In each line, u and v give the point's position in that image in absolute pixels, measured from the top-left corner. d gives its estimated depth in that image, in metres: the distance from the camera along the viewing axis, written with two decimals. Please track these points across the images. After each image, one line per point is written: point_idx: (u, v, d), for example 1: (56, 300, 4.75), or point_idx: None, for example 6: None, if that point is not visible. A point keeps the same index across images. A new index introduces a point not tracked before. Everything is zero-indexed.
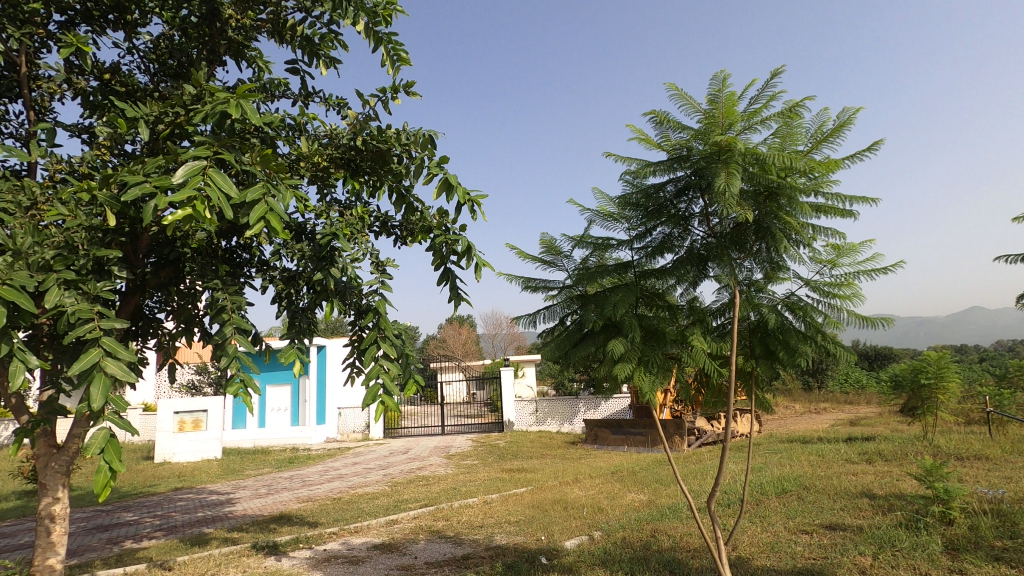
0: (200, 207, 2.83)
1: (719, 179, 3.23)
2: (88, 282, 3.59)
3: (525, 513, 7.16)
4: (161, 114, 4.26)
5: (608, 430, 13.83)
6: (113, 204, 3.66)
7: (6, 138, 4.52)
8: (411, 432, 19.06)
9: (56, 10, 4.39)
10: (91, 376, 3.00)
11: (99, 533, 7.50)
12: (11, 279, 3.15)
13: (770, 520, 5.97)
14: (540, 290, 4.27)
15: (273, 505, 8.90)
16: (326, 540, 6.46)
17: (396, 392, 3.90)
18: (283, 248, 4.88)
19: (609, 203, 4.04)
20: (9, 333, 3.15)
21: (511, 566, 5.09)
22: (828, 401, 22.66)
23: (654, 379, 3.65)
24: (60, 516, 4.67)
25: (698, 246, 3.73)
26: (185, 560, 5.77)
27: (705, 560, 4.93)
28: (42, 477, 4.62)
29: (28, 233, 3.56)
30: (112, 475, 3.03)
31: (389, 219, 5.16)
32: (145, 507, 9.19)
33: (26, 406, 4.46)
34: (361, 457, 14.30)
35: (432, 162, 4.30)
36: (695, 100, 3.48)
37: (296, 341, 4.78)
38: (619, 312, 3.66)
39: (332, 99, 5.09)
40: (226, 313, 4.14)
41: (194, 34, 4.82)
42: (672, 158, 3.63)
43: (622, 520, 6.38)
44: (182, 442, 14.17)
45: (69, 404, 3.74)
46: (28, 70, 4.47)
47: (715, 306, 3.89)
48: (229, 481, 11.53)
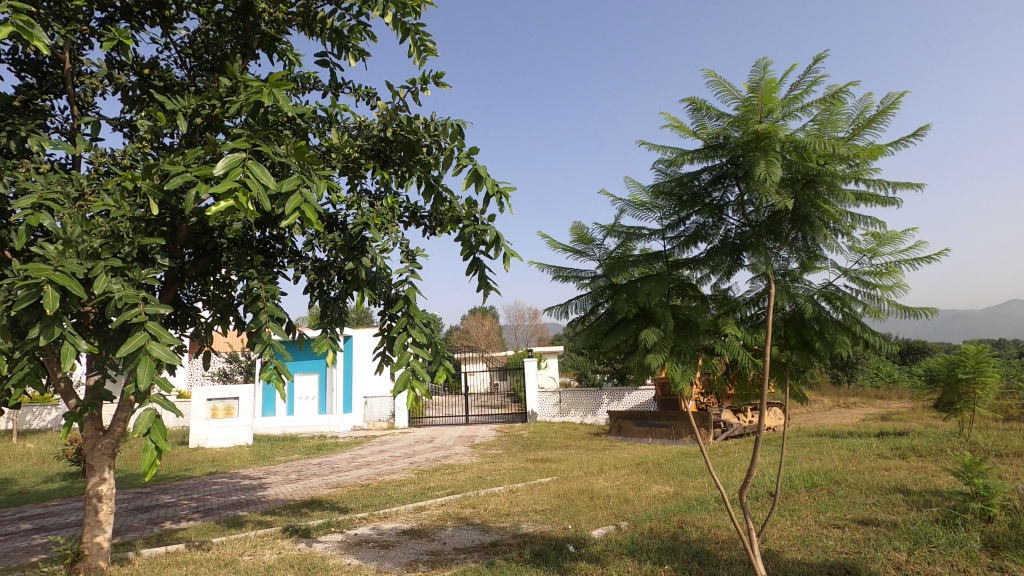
0: (242, 199, 2.87)
1: (757, 167, 3.18)
2: (133, 269, 3.70)
3: (551, 502, 7.20)
4: (198, 107, 4.39)
5: (632, 422, 13.81)
6: (156, 193, 3.80)
7: (52, 133, 4.69)
8: (435, 421, 19.27)
9: (98, 8, 4.52)
10: (138, 359, 3.10)
11: (140, 514, 7.79)
12: (62, 266, 3.28)
13: (801, 513, 5.90)
14: (571, 280, 4.25)
15: (304, 490, 9.13)
16: (357, 525, 6.61)
17: (425, 378, 3.97)
18: (315, 239, 5.02)
19: (641, 192, 4.00)
20: (61, 317, 3.28)
21: (539, 553, 5.13)
22: (858, 395, 22.18)
23: (685, 369, 3.62)
24: (106, 496, 4.88)
25: (732, 236, 3.68)
26: (222, 541, 5.97)
27: (735, 553, 4.90)
28: (90, 458, 4.84)
29: (77, 224, 3.69)
30: (159, 455, 3.14)
31: (418, 210, 5.23)
32: (182, 490, 9.50)
33: (74, 390, 4.66)
34: (388, 445, 14.54)
35: (461, 153, 4.34)
36: (733, 87, 3.42)
37: (328, 330, 4.91)
38: (652, 302, 3.65)
39: (361, 89, 5.17)
40: (261, 302, 4.26)
41: (228, 29, 4.93)
42: (708, 147, 3.59)
43: (648, 511, 6.37)
44: (215, 428, 14.59)
45: (115, 388, 3.88)
46: (71, 66, 4.62)
47: (748, 296, 3.85)
48: (261, 466, 11.85)
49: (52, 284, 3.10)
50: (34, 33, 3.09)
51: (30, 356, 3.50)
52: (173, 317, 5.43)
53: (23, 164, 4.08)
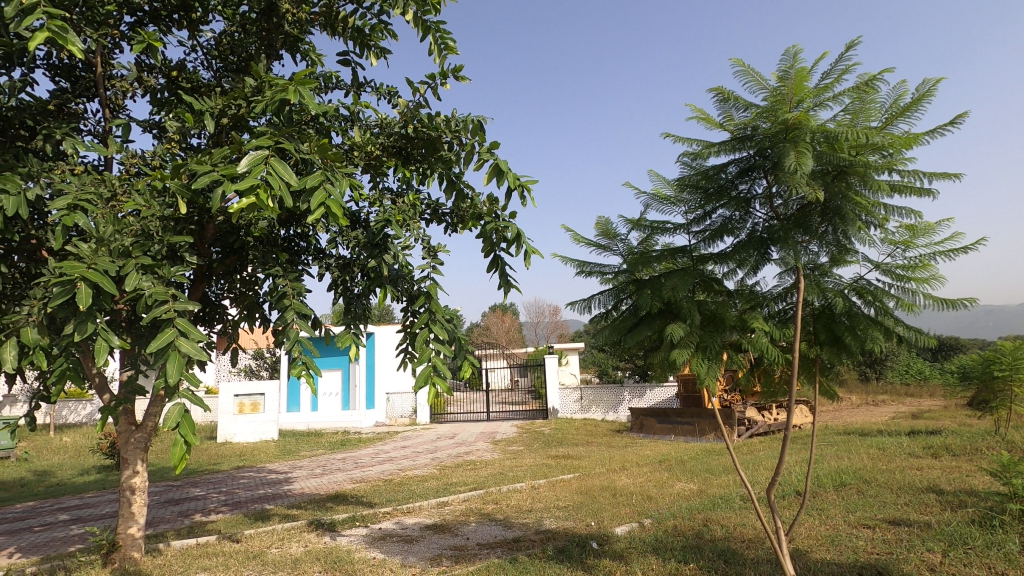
0: (263, 196, 2.89)
1: (787, 158, 3.13)
2: (163, 267, 3.78)
3: (573, 499, 7.18)
4: (225, 107, 4.48)
5: (654, 419, 13.69)
6: (185, 192, 3.88)
7: (85, 135, 4.82)
8: (457, 417, 19.36)
9: (128, 12, 4.62)
10: (167, 354, 3.16)
11: (172, 507, 8.00)
12: (95, 264, 3.36)
13: (830, 513, 5.78)
14: (595, 275, 4.22)
15: (329, 485, 9.26)
16: (381, 519, 6.68)
17: (447, 374, 3.97)
18: (339, 236, 5.06)
19: (665, 186, 3.96)
20: (95, 314, 3.37)
21: (562, 550, 5.13)
22: (887, 392, 21.69)
23: (711, 366, 3.56)
24: (139, 489, 5.01)
25: (760, 229, 3.60)
26: (251, 534, 6.09)
27: (761, 552, 4.83)
28: (124, 452, 4.99)
29: (110, 223, 3.78)
30: (188, 449, 3.17)
31: (440, 206, 5.24)
32: (211, 483, 9.72)
33: (108, 385, 4.80)
34: (410, 441, 14.67)
35: (482, 148, 4.34)
36: (762, 76, 3.35)
37: (352, 326, 4.95)
38: (677, 296, 3.60)
39: (382, 88, 5.20)
40: (287, 299, 4.31)
41: (253, 30, 5.01)
42: (735, 138, 3.53)
43: (672, 509, 6.31)
44: (242, 423, 14.89)
45: (146, 384, 3.96)
46: (102, 70, 4.73)
47: (775, 291, 3.78)
48: (286, 461, 12.06)
49: (86, 281, 3.18)
50: (68, 38, 3.17)
51: (67, 353, 3.61)
52: (202, 314, 5.55)
53: (59, 166, 4.20)
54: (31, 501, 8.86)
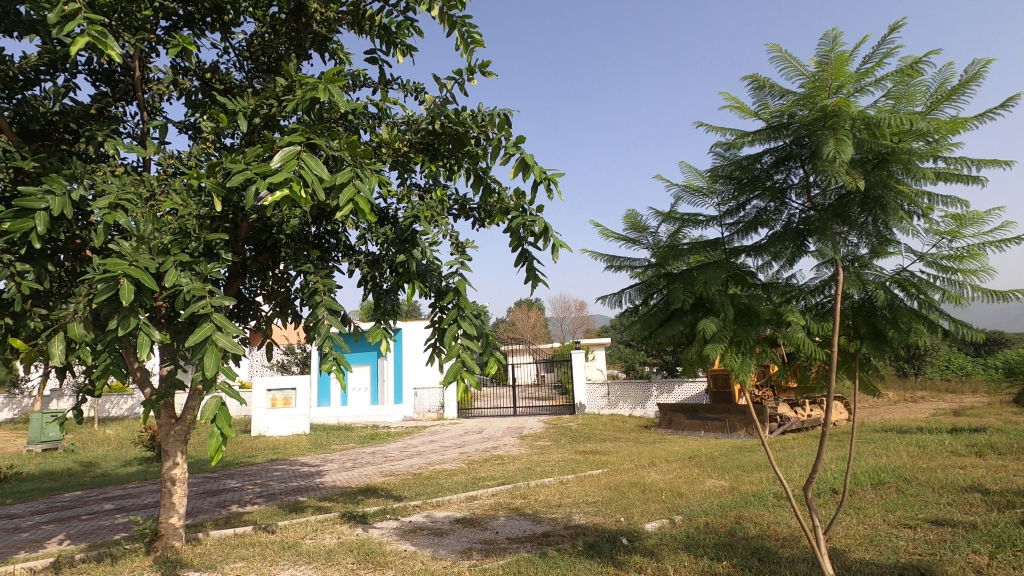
0: (296, 189, 2.91)
1: (826, 146, 3.03)
2: (200, 264, 3.86)
3: (602, 494, 7.14)
4: (257, 107, 4.57)
5: (683, 415, 13.52)
6: (220, 190, 3.98)
7: (125, 137, 4.98)
8: (484, 412, 19.44)
9: (163, 17, 4.74)
10: (205, 348, 3.23)
11: (210, 498, 8.24)
12: (136, 261, 3.46)
13: (868, 512, 5.62)
14: (625, 269, 4.17)
15: (359, 478, 9.41)
16: (411, 512, 6.76)
17: (477, 369, 3.98)
18: (368, 232, 5.13)
19: (697, 177, 3.88)
20: (137, 310, 3.47)
21: (592, 546, 5.10)
22: (926, 388, 21.07)
23: (746, 360, 3.49)
24: (179, 480, 5.17)
25: (796, 221, 3.50)
26: (286, 525, 6.23)
27: (797, 551, 4.73)
28: (165, 444, 5.16)
29: (150, 222, 3.89)
30: (223, 441, 3.22)
31: (467, 202, 5.26)
32: (246, 475, 9.98)
33: (150, 379, 4.97)
34: (438, 435, 14.81)
35: (509, 142, 4.33)
36: (799, 62, 3.26)
37: (382, 322, 5.00)
38: (710, 290, 3.53)
39: (409, 85, 5.23)
40: (318, 296, 4.37)
41: (283, 31, 5.09)
42: (771, 127, 3.46)
43: (704, 506, 6.21)
44: (274, 417, 15.24)
45: (186, 377, 4.07)
46: (141, 74, 4.87)
47: (813, 284, 3.67)
48: (318, 454, 12.30)
49: (127, 277, 3.27)
50: (107, 43, 3.27)
51: (111, 348, 3.73)
52: (236, 311, 5.68)
53: (101, 167, 4.34)
54: (78, 490, 9.25)
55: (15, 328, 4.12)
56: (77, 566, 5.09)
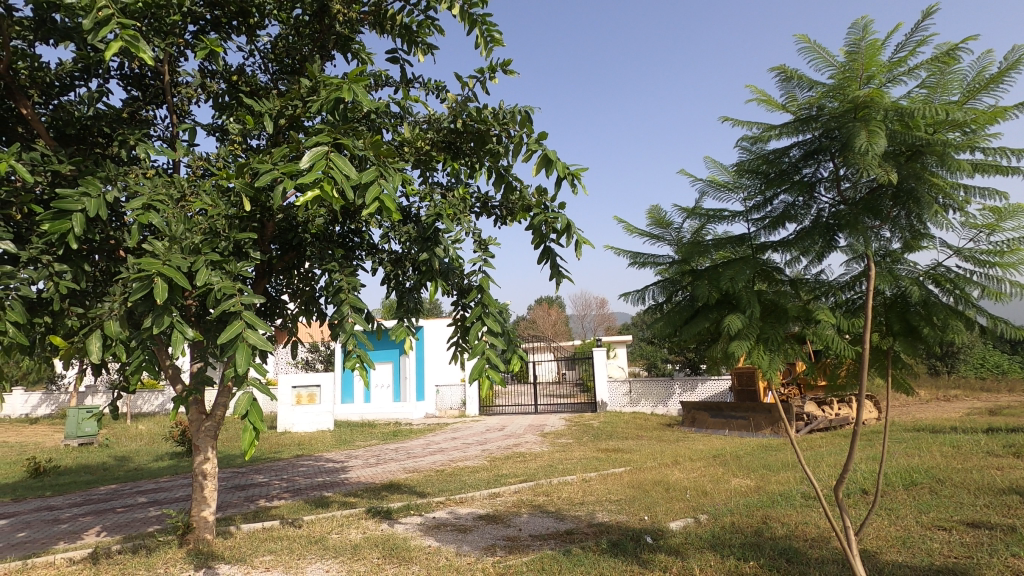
0: (327, 188, 2.94)
1: (857, 138, 2.96)
2: (230, 263, 3.94)
3: (625, 492, 7.11)
4: (282, 108, 4.65)
5: (707, 413, 13.35)
6: (248, 190, 4.06)
7: (155, 140, 5.10)
8: (505, 409, 19.48)
9: (191, 22, 4.84)
10: (236, 346, 3.29)
11: (238, 492, 8.42)
12: (169, 260, 3.54)
13: (900, 513, 5.49)
14: (649, 266, 4.13)
15: (382, 474, 9.52)
16: (434, 508, 6.81)
17: (501, 366, 3.98)
18: (391, 231, 5.17)
19: (722, 172, 3.83)
20: (170, 308, 3.55)
21: (616, 544, 5.07)
22: (960, 387, 20.54)
23: (774, 358, 3.40)
24: (210, 474, 5.29)
25: (825, 215, 3.42)
26: (312, 519, 6.34)
27: (827, 552, 4.63)
28: (196, 439, 5.28)
29: (181, 222, 3.99)
30: (257, 435, 3.30)
31: (489, 200, 5.27)
32: (273, 470, 10.18)
33: (181, 376, 5.08)
34: (460, 432, 14.89)
35: (530, 139, 4.31)
36: (828, 52, 3.19)
37: (405, 319, 5.04)
38: (736, 287, 3.47)
39: (430, 83, 5.25)
40: (343, 294, 4.42)
41: (307, 33, 5.16)
42: (799, 120, 3.39)
43: (729, 505, 6.13)
44: (300, 413, 15.50)
45: (215, 374, 4.15)
46: (170, 78, 4.99)
47: (843, 280, 3.59)
48: (343, 450, 12.47)
49: (161, 276, 3.35)
50: (140, 47, 3.33)
51: (144, 345, 3.82)
52: (263, 309, 5.78)
53: (133, 170, 4.45)
54: (113, 483, 9.54)
55: (53, 326, 4.24)
56: (114, 557, 5.24)
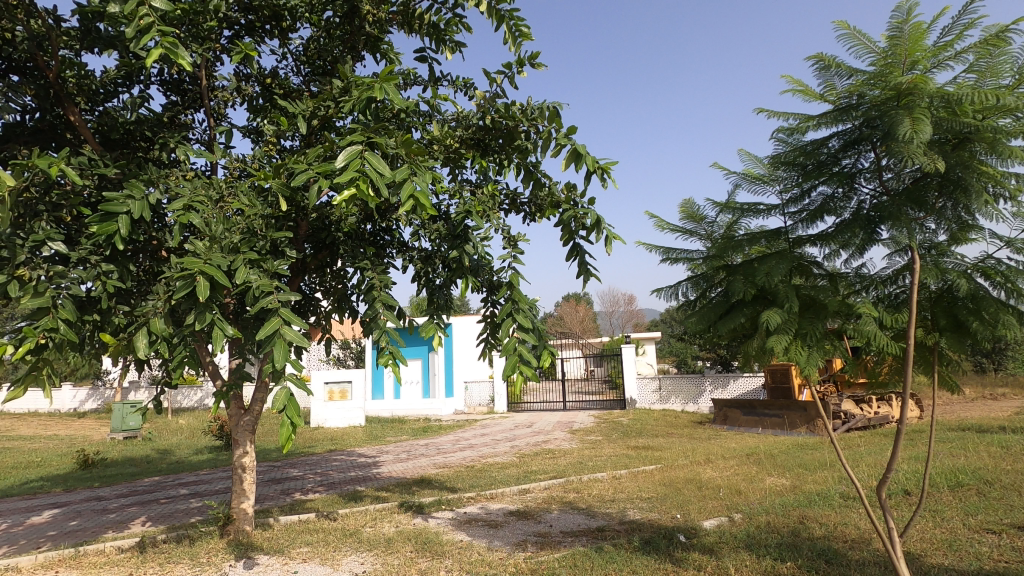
0: (362, 186, 2.98)
1: (901, 127, 2.86)
2: (267, 261, 4.03)
3: (656, 490, 7.04)
4: (315, 109, 4.73)
5: (739, 411, 13.11)
6: (285, 190, 4.16)
7: (194, 143, 5.26)
8: (534, 406, 19.48)
9: (227, 27, 4.97)
10: (274, 341, 3.36)
11: (275, 485, 8.64)
12: (210, 259, 3.65)
13: (946, 515, 5.30)
14: (682, 261, 4.07)
15: (414, 469, 9.64)
16: (466, 504, 6.87)
17: (532, 362, 3.97)
18: (421, 229, 5.21)
19: (757, 165, 3.74)
20: (211, 305, 3.66)
21: (649, 542, 5.03)
22: (1008, 385, 19.72)
23: (812, 354, 3.32)
24: (248, 467, 5.44)
25: (866, 207, 3.32)
26: (346, 513, 6.46)
27: (867, 553, 4.51)
28: (235, 433, 5.43)
29: (220, 222, 4.10)
30: (294, 429, 3.35)
31: (518, 196, 5.26)
32: (307, 465, 10.41)
33: (220, 372, 5.23)
34: (488, 429, 14.96)
35: (559, 134, 4.29)
36: (869, 38, 3.09)
37: (436, 316, 5.09)
38: (773, 281, 3.40)
39: (458, 81, 5.27)
40: (376, 291, 4.47)
41: (337, 34, 5.25)
42: (838, 109, 3.30)
43: (765, 504, 6.02)
44: (332, 409, 15.79)
45: (253, 370, 4.25)
46: (207, 82, 5.13)
47: (885, 273, 3.49)
48: (374, 445, 12.67)
49: (202, 274, 3.46)
50: (179, 53, 3.42)
51: (185, 342, 3.94)
52: (298, 307, 5.91)
53: (174, 172, 4.59)
54: (156, 475, 9.90)
55: (101, 323, 4.41)
56: (159, 546, 5.43)
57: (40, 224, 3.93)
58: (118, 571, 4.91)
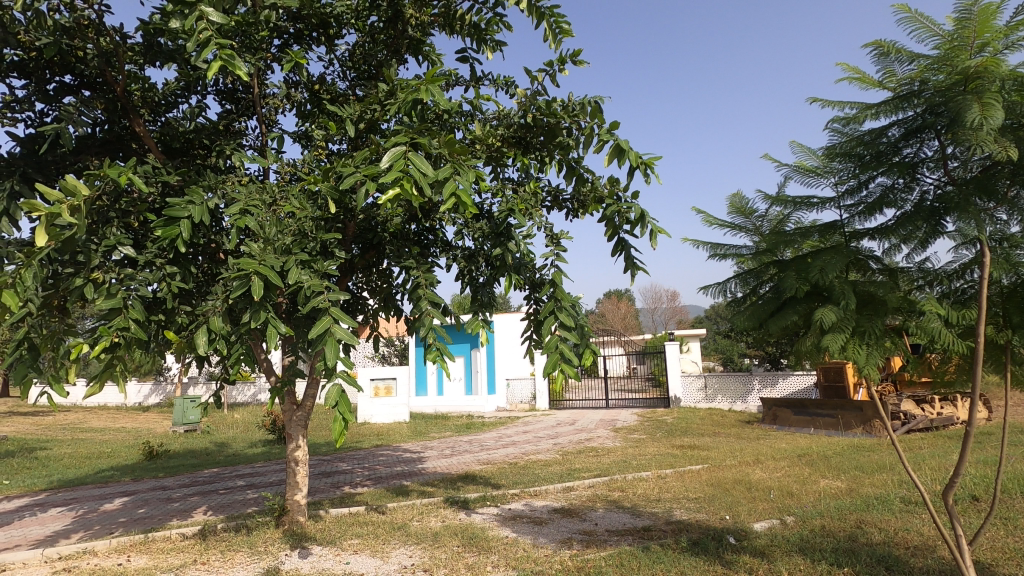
0: (406, 186, 3.04)
1: (969, 113, 2.71)
2: (318, 262, 4.15)
3: (704, 490, 6.90)
4: (361, 113, 4.85)
5: (790, 411, 12.68)
6: (334, 192, 4.30)
7: (248, 149, 5.49)
8: (577, 404, 19.37)
9: (277, 37, 5.15)
10: (325, 340, 3.45)
11: (325, 478, 8.94)
12: (264, 261, 3.80)
13: (1020, 523, 4.98)
14: (730, 257, 3.98)
15: (458, 465, 9.77)
16: (510, 500, 6.91)
17: (576, 360, 3.96)
18: (464, 228, 5.26)
19: (810, 156, 3.62)
20: (266, 305, 3.81)
21: (697, 543, 4.95)
22: None
23: (871, 352, 3.16)
24: (301, 461, 5.65)
25: (930, 198, 3.16)
26: (394, 507, 6.62)
27: (932, 561, 4.30)
28: (289, 427, 5.65)
29: (274, 225, 4.26)
30: (346, 425, 3.45)
31: (560, 193, 5.25)
32: (356, 459, 10.70)
33: (274, 369, 5.45)
34: (531, 426, 14.99)
35: (602, 129, 4.26)
36: (933, 21, 2.94)
37: (480, 313, 5.14)
38: (827, 277, 3.28)
39: (499, 79, 5.30)
40: (421, 290, 4.55)
41: (381, 39, 5.36)
42: (899, 96, 3.15)
43: (819, 507, 5.81)
44: (377, 405, 16.16)
45: (305, 367, 4.40)
46: (259, 90, 5.34)
47: (951, 267, 3.32)
48: (419, 441, 12.90)
49: (257, 275, 3.60)
50: (236, 64, 3.58)
51: (241, 340, 4.12)
52: (346, 306, 6.08)
53: (231, 177, 4.80)
54: (215, 467, 10.40)
55: (166, 322, 4.67)
56: (220, 535, 5.71)
57: (111, 230, 4.20)
58: (183, 556, 5.19)
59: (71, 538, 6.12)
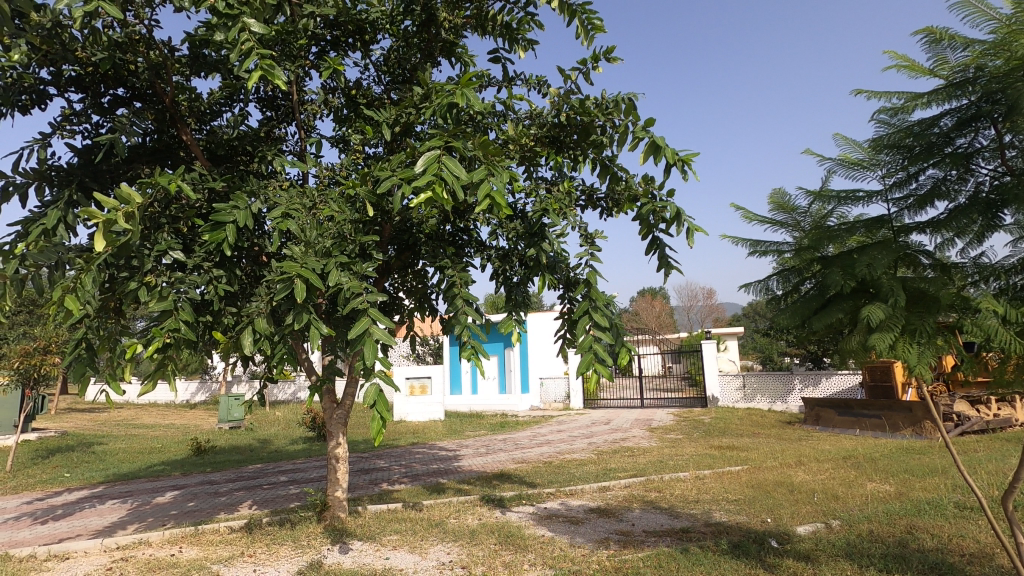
0: (438, 189, 3.08)
1: None
2: (357, 264, 4.22)
3: (744, 492, 6.76)
4: (397, 116, 4.94)
5: (834, 411, 12.28)
6: (372, 196, 4.39)
7: (288, 154, 5.65)
8: (611, 403, 19.21)
9: (314, 44, 5.28)
10: (364, 340, 3.53)
11: (364, 475, 9.12)
12: (306, 264, 3.91)
13: None
14: (770, 253, 3.88)
15: (493, 464, 9.83)
16: (545, 499, 6.92)
17: (611, 359, 3.94)
18: (498, 228, 5.28)
19: (856, 149, 3.50)
20: (308, 306, 3.93)
21: (738, 545, 4.84)
22: None
23: (924, 351, 3.04)
24: (341, 458, 5.79)
25: (985, 190, 3.02)
26: (432, 504, 6.71)
27: (989, 569, 4.11)
28: (329, 425, 5.79)
29: (314, 228, 4.37)
30: (384, 423, 3.50)
31: (594, 192, 5.22)
32: (393, 456, 10.89)
33: (315, 368, 5.60)
34: (565, 426, 14.94)
35: (636, 127, 4.21)
36: (989, 4, 2.81)
37: (514, 312, 5.16)
38: (875, 273, 3.18)
39: (532, 79, 5.31)
40: (456, 289, 4.60)
41: (415, 42, 5.43)
42: (951, 85, 3.02)
43: (866, 511, 5.62)
44: (412, 404, 16.38)
45: (344, 366, 4.50)
46: (298, 97, 5.48)
47: (1010, 262, 3.16)
48: (454, 439, 13.03)
49: (299, 278, 3.70)
50: (275, 74, 3.70)
51: (284, 340, 4.25)
52: (384, 306, 6.19)
53: (272, 182, 4.94)
54: (258, 463, 10.74)
55: (213, 323, 4.86)
56: (265, 529, 5.89)
57: (162, 235, 4.37)
58: (231, 549, 5.38)
59: (127, 529, 6.42)
